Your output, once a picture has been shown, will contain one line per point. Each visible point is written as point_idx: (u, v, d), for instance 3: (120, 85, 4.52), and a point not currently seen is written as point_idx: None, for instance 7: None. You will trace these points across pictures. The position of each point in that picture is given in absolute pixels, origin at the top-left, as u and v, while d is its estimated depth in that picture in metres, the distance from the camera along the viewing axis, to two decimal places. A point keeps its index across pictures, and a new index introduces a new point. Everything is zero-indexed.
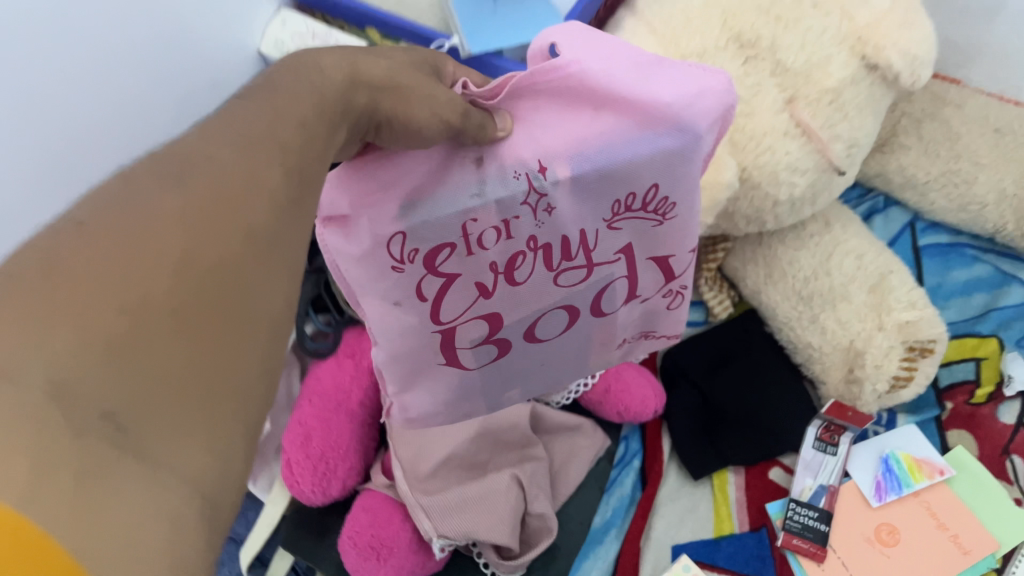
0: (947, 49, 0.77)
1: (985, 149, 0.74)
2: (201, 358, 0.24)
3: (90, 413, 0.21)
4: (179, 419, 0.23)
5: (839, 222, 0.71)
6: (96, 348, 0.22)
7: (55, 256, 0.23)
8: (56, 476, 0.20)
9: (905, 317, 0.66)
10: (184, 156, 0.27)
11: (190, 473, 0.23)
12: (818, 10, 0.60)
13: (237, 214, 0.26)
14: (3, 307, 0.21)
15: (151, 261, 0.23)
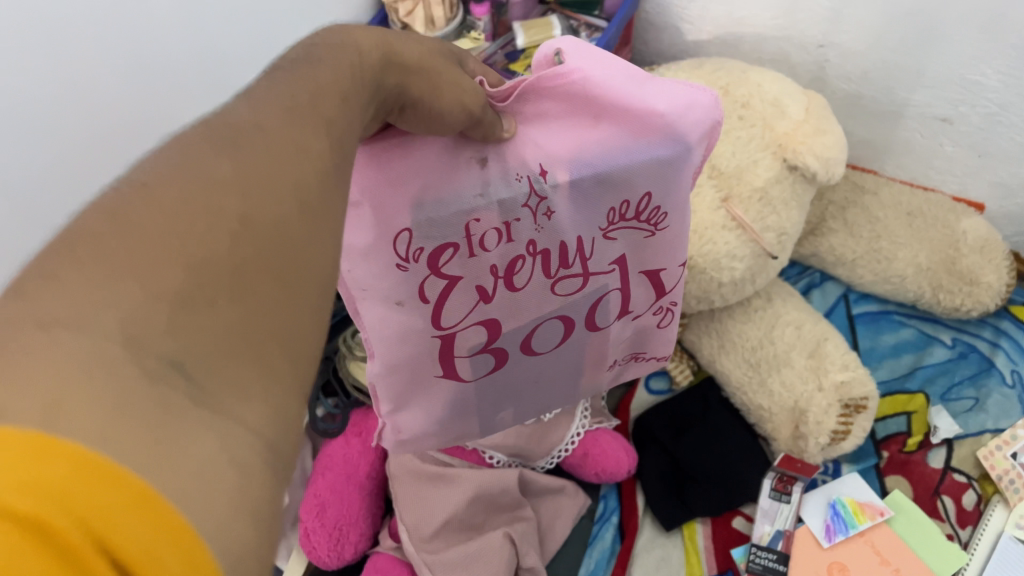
0: (861, 145, 0.89)
1: (901, 230, 0.86)
2: (260, 313, 0.24)
3: (153, 362, 0.20)
4: (225, 372, 0.22)
5: (779, 297, 0.82)
6: (166, 308, 0.21)
7: (123, 206, 0.22)
8: (125, 438, 0.19)
9: (840, 378, 0.76)
10: (238, 119, 0.27)
11: (254, 422, 0.22)
12: (745, 123, 0.73)
13: (291, 172, 0.26)
14: (71, 263, 0.21)
15: (214, 215, 0.23)
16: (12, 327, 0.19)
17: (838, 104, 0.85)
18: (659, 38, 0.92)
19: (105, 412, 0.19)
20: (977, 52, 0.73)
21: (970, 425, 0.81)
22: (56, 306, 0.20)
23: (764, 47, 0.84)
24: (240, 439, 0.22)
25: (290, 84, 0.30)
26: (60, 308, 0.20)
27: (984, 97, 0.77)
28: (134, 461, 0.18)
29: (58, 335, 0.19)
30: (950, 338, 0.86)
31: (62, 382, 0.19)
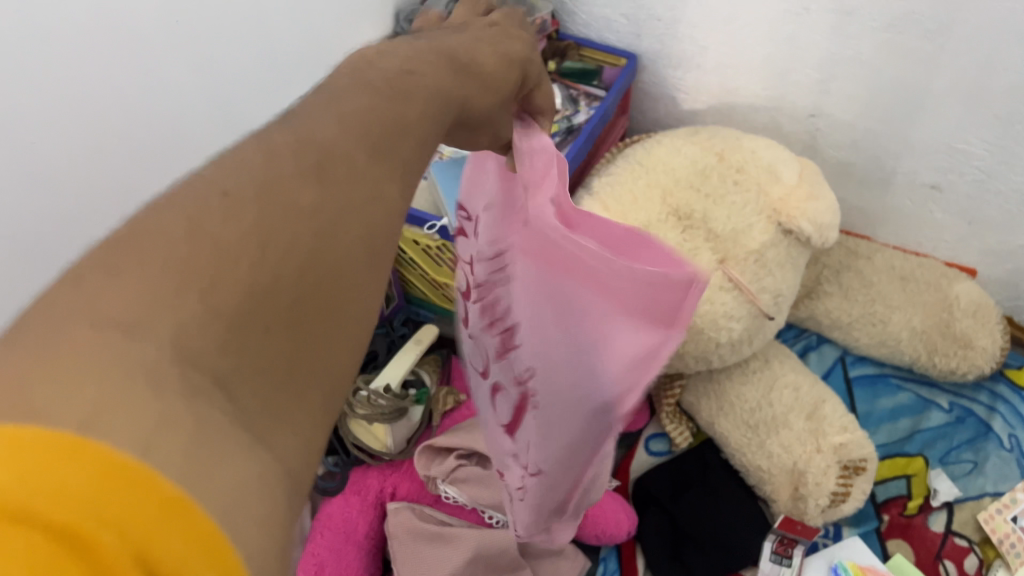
0: (853, 211, 0.91)
1: (895, 294, 0.87)
2: (302, 353, 0.25)
3: (205, 380, 0.21)
4: (267, 405, 0.23)
5: (776, 358, 0.84)
6: (224, 328, 0.22)
7: (200, 220, 0.24)
8: (168, 442, 0.19)
9: (838, 439, 0.77)
10: (320, 149, 0.28)
11: (285, 458, 0.23)
12: (740, 188, 0.75)
13: (361, 223, 0.28)
14: (137, 267, 0.22)
15: (283, 249, 0.25)
16: (73, 325, 0.20)
17: (830, 172, 0.88)
18: (655, 107, 0.95)
19: (156, 416, 0.19)
20: (964, 123, 0.76)
21: (969, 489, 0.81)
22: (118, 309, 0.21)
23: (756, 116, 0.87)
24: (273, 473, 0.22)
25: (364, 110, 0.31)
26: (123, 313, 0.21)
27: (971, 166, 0.79)
28: (179, 471, 0.19)
29: (115, 339, 0.20)
30: (947, 402, 0.87)
31: (117, 382, 0.19)
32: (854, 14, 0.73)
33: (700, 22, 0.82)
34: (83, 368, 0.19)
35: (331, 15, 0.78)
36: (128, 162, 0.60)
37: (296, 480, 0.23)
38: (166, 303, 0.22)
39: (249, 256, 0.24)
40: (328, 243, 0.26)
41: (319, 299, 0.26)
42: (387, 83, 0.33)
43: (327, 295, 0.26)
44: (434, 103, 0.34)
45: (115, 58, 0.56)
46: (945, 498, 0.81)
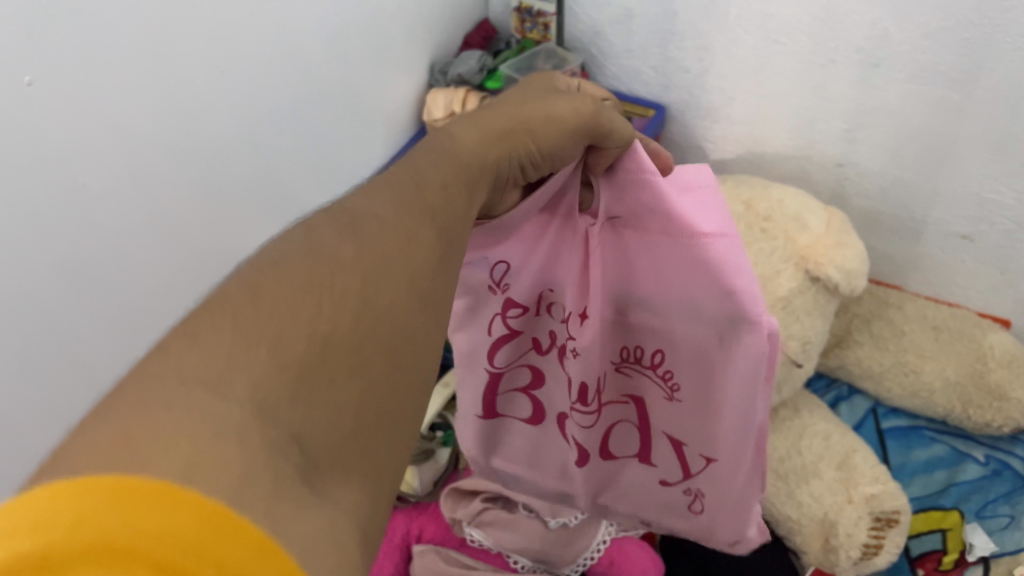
0: (882, 261, 0.91)
1: (927, 344, 0.86)
2: (368, 394, 0.31)
3: (282, 434, 0.27)
4: (346, 444, 0.29)
5: (807, 408, 0.83)
6: (291, 378, 0.28)
7: (260, 286, 0.30)
8: (255, 486, 0.24)
9: (869, 491, 0.75)
10: (361, 212, 0.35)
11: (347, 505, 0.28)
12: (767, 236, 0.76)
13: (406, 272, 0.34)
14: (213, 337, 0.27)
15: (338, 300, 0.31)
16: (164, 382, 0.26)
17: (859, 221, 0.88)
18: (683, 157, 0.96)
19: (229, 463, 0.24)
20: (992, 172, 0.76)
21: (1006, 544, 0.79)
22: (199, 367, 0.26)
23: (785, 165, 0.88)
24: (329, 506, 0.27)
25: (407, 181, 0.38)
26: (204, 371, 0.26)
27: (1001, 216, 0.79)
28: (234, 493, 0.23)
29: (201, 395, 0.26)
30: (983, 455, 0.85)
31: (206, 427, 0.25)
32: (881, 66, 0.74)
33: (727, 74, 0.84)
34: (172, 430, 0.24)
35: (367, 67, 0.81)
36: (171, 195, 0.64)
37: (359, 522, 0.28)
38: (239, 347, 0.27)
39: (308, 297, 0.30)
40: (382, 285, 0.33)
41: (375, 331, 0.31)
42: (435, 157, 0.40)
43: (378, 327, 0.32)
44: (452, 166, 0.40)
45: (154, 91, 0.60)
46: (980, 554, 0.79)
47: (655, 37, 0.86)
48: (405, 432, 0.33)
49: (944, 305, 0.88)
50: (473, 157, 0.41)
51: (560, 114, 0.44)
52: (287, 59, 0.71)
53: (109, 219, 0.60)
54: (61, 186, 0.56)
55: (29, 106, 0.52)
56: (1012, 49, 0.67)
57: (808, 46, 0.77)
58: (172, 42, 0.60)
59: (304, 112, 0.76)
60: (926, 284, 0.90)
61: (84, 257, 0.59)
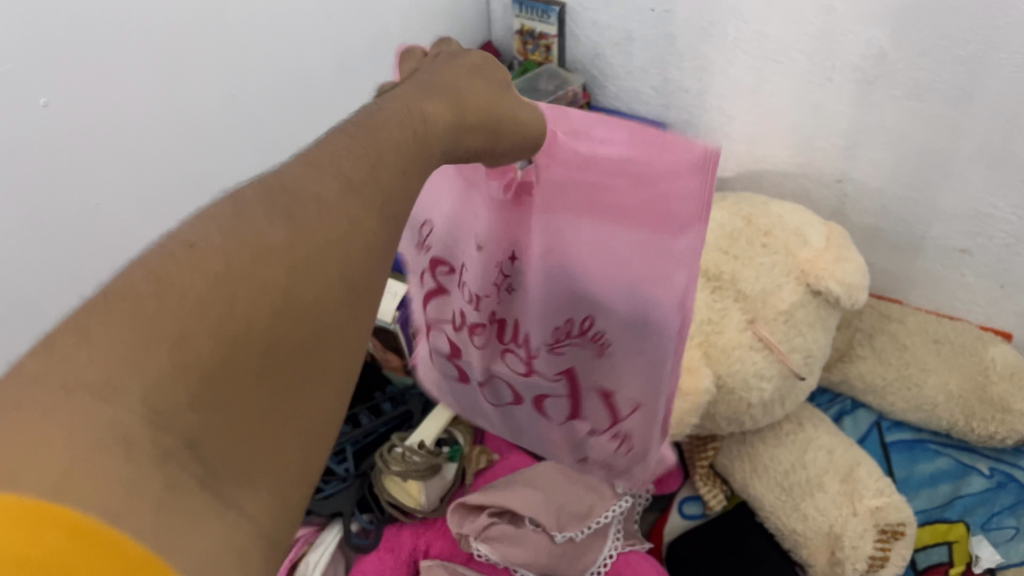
0: (884, 276, 0.92)
1: (929, 358, 0.87)
2: (268, 389, 0.32)
3: (176, 442, 0.28)
4: (247, 450, 0.31)
5: (811, 422, 0.83)
6: (190, 380, 0.29)
7: (167, 277, 0.30)
8: (142, 501, 0.26)
9: (875, 503, 0.75)
10: (300, 192, 0.35)
11: (252, 512, 0.30)
12: (768, 250, 0.76)
13: (340, 261, 0.35)
14: (107, 334, 0.28)
15: (259, 295, 0.32)
16: (48, 385, 0.27)
17: (859, 237, 0.89)
18: None
19: (101, 479, 0.25)
20: (989, 186, 0.77)
21: (1012, 555, 0.80)
22: (92, 370, 0.27)
23: (785, 182, 0.90)
24: (240, 519, 0.29)
25: (355, 161, 0.37)
26: (93, 371, 0.27)
27: (999, 230, 0.80)
28: (116, 512, 0.25)
29: (89, 402, 0.27)
30: (987, 468, 0.85)
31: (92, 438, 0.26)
32: (875, 83, 0.75)
33: (726, 93, 0.86)
34: (49, 437, 0.26)
35: (373, 91, 0.83)
36: (178, 213, 0.66)
37: (264, 527, 0.30)
38: (140, 345, 0.28)
39: (220, 291, 0.31)
40: (304, 280, 0.33)
41: (289, 327, 0.33)
42: (398, 136, 0.39)
43: (295, 319, 0.33)
44: (411, 146, 0.40)
45: (165, 115, 0.62)
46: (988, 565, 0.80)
47: (654, 58, 0.88)
48: (317, 417, 0.35)
49: (944, 320, 0.89)
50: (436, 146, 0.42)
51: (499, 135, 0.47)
52: (295, 82, 0.73)
53: (112, 237, 0.63)
54: (71, 205, 0.59)
55: (38, 126, 0.54)
56: (1008, 65, 0.68)
57: (805, 65, 0.78)
58: (184, 67, 0.62)
59: (311, 133, 0.78)
60: (928, 299, 0.91)
61: (88, 274, 0.61)
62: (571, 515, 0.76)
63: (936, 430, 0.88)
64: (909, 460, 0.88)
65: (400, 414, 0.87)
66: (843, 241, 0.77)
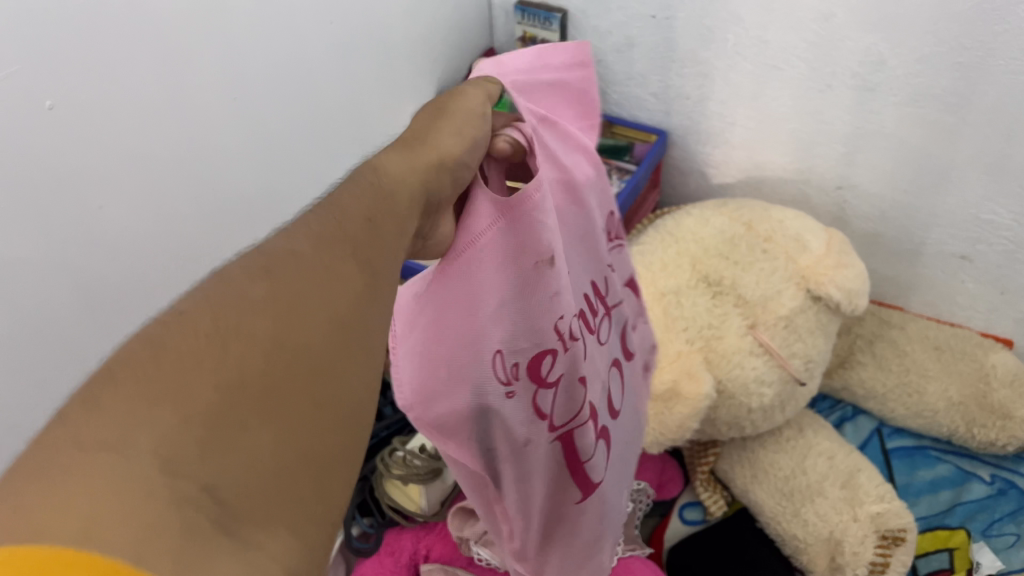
0: (884, 282, 0.92)
1: (930, 364, 0.87)
2: (293, 432, 0.28)
3: (192, 488, 0.24)
4: (272, 491, 0.26)
5: (811, 428, 0.84)
6: (197, 431, 0.25)
7: (163, 339, 0.27)
8: (161, 542, 0.22)
9: (875, 508, 0.76)
10: (274, 255, 0.32)
11: (277, 552, 0.25)
12: (768, 256, 0.77)
13: (323, 307, 0.31)
14: (117, 400, 0.25)
15: (248, 342, 0.28)
16: (62, 451, 0.24)
17: (859, 243, 0.90)
18: (685, 181, 0.98)
19: (123, 520, 0.22)
20: (988, 193, 0.77)
21: (1013, 562, 0.79)
22: (98, 429, 0.24)
23: (786, 188, 0.90)
24: (261, 559, 0.25)
25: (337, 208, 0.36)
26: (101, 432, 0.24)
27: (999, 236, 0.80)
28: (138, 551, 0.22)
29: (99, 456, 0.23)
30: (988, 475, 0.85)
31: (96, 492, 0.23)
32: (877, 90, 0.76)
33: (728, 99, 0.86)
34: (60, 496, 0.22)
35: (373, 96, 0.84)
36: (183, 217, 0.66)
37: (289, 568, 0.26)
38: (141, 402, 0.25)
39: (207, 349, 0.27)
40: (297, 326, 0.30)
41: (292, 371, 0.29)
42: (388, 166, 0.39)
43: (295, 367, 0.29)
44: (373, 194, 0.37)
45: (171, 121, 0.62)
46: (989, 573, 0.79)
47: (655, 64, 0.88)
48: (338, 467, 0.29)
49: (944, 326, 0.89)
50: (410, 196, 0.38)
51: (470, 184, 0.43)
52: (298, 86, 0.74)
53: (124, 239, 0.62)
54: (77, 208, 0.58)
55: (47, 130, 0.54)
56: (1004, 72, 0.69)
57: (805, 72, 0.79)
58: (189, 72, 0.62)
59: (313, 138, 0.78)
60: (928, 306, 0.91)
61: (101, 280, 0.61)
62: None
63: (937, 437, 0.88)
64: (910, 466, 0.88)
65: (403, 418, 0.88)
66: (843, 246, 0.77)
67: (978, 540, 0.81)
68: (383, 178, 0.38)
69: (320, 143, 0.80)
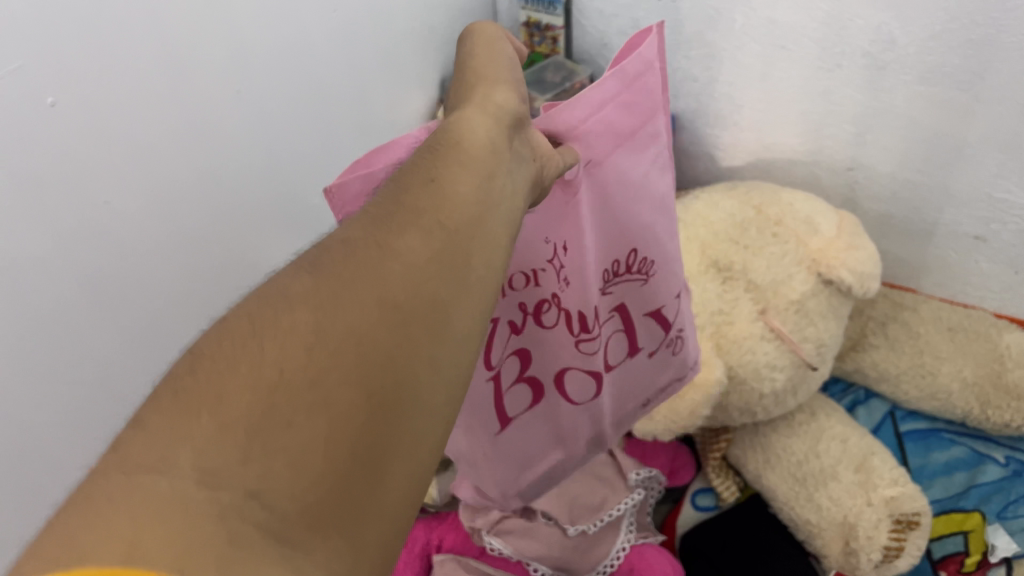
0: (896, 264, 0.91)
1: (943, 346, 0.86)
2: (340, 424, 0.29)
3: (234, 497, 0.26)
4: (321, 491, 0.28)
5: (823, 412, 0.83)
6: (236, 438, 0.27)
7: (203, 352, 0.29)
8: (201, 555, 0.24)
9: (889, 493, 0.75)
10: (331, 241, 0.34)
11: (321, 560, 0.27)
12: (779, 240, 0.76)
13: (374, 285, 0.31)
14: (159, 417, 0.27)
15: (286, 339, 0.29)
16: (110, 476, 0.26)
17: (871, 224, 0.89)
18: (695, 165, 0.97)
19: (169, 538, 0.24)
20: (1003, 170, 0.76)
21: None
22: (143, 451, 0.26)
23: (796, 170, 0.89)
24: (304, 564, 0.26)
25: (394, 188, 0.36)
26: (145, 454, 0.26)
27: (1013, 215, 0.79)
28: (180, 564, 0.23)
29: (142, 478, 0.25)
30: (1003, 457, 0.85)
31: (142, 508, 0.25)
32: (886, 68, 0.75)
33: (735, 80, 0.85)
34: (109, 517, 0.24)
35: (380, 81, 0.83)
36: (189, 212, 0.65)
37: (333, 570, 0.27)
38: (181, 419, 0.27)
39: (248, 348, 0.29)
40: (345, 311, 0.30)
41: (341, 358, 0.29)
42: (432, 146, 0.38)
43: (345, 354, 0.29)
44: (434, 159, 0.37)
45: (171, 112, 0.61)
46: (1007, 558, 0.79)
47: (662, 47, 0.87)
48: (397, 459, 0.30)
49: (953, 312, 0.87)
50: (484, 155, 0.38)
51: (537, 143, 0.43)
52: (301, 73, 0.73)
53: (135, 239, 0.61)
54: (84, 207, 0.57)
55: (52, 125, 0.53)
56: (1017, 48, 0.67)
57: (814, 51, 0.77)
58: (188, 65, 0.61)
59: (318, 128, 0.77)
60: (940, 289, 0.90)
61: (116, 283, 0.60)
62: (585, 506, 0.76)
63: (953, 421, 0.88)
64: (922, 450, 0.87)
65: None
66: (853, 228, 0.76)
67: (993, 525, 0.81)
68: (448, 143, 0.38)
69: (326, 134, 0.79)
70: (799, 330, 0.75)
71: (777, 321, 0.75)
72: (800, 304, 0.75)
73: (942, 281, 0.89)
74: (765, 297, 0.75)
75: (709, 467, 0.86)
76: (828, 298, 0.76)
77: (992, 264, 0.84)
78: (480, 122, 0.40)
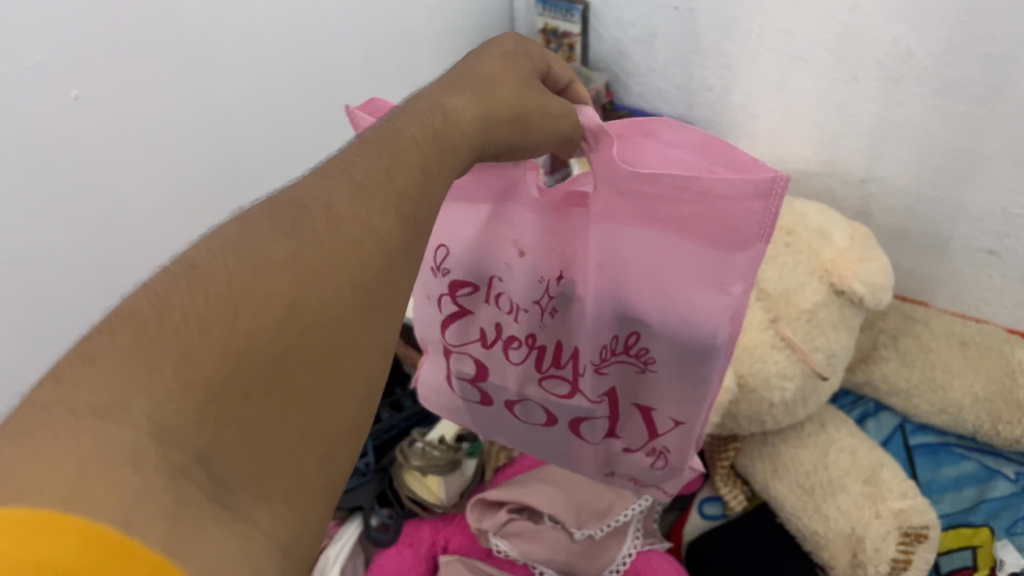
0: (908, 277, 0.90)
1: (955, 360, 0.86)
2: (293, 406, 0.30)
3: (184, 458, 0.26)
4: (266, 463, 0.29)
5: (832, 423, 0.83)
6: (195, 398, 0.27)
7: (170, 296, 0.28)
8: (146, 511, 0.24)
9: (898, 505, 0.75)
10: (311, 202, 0.34)
11: (266, 527, 0.28)
12: (791, 250, 0.76)
13: (347, 267, 0.32)
14: (113, 357, 0.26)
15: (262, 306, 0.29)
16: (53, 412, 0.25)
17: (884, 237, 0.89)
18: None
19: (114, 489, 0.24)
20: (1017, 185, 0.75)
21: None
22: (92, 393, 0.26)
23: (809, 180, 0.89)
24: (251, 532, 0.27)
25: (381, 162, 0.36)
26: (95, 396, 0.26)
27: None
28: (121, 518, 0.24)
29: (94, 423, 0.25)
30: (1013, 472, 0.84)
31: (91, 457, 0.24)
32: (902, 81, 0.75)
33: (750, 90, 0.85)
34: (51, 455, 0.24)
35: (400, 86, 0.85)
36: None
37: (278, 539, 0.28)
38: (140, 368, 0.26)
39: (222, 303, 0.29)
40: (316, 286, 0.31)
41: (306, 336, 0.30)
42: (423, 129, 0.39)
43: (312, 331, 0.31)
44: (431, 147, 0.38)
45: None
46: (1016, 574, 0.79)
47: (679, 56, 0.88)
48: (338, 443, 0.32)
49: (963, 326, 0.86)
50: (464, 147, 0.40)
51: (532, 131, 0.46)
52: None
53: None
54: None
55: None
56: None
57: (830, 63, 0.78)
58: None
59: None
60: (954, 303, 0.89)
61: None
62: (592, 511, 0.76)
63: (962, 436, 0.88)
64: (931, 463, 0.88)
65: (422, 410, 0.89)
66: (866, 239, 0.76)
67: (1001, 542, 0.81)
68: (441, 128, 0.40)
69: None
70: (811, 341, 0.75)
71: (787, 330, 0.75)
72: (812, 314, 0.74)
73: (956, 296, 0.89)
74: (775, 306, 0.75)
75: (716, 474, 0.86)
76: (840, 308, 0.75)
77: (1006, 281, 0.84)
78: (468, 108, 0.42)
